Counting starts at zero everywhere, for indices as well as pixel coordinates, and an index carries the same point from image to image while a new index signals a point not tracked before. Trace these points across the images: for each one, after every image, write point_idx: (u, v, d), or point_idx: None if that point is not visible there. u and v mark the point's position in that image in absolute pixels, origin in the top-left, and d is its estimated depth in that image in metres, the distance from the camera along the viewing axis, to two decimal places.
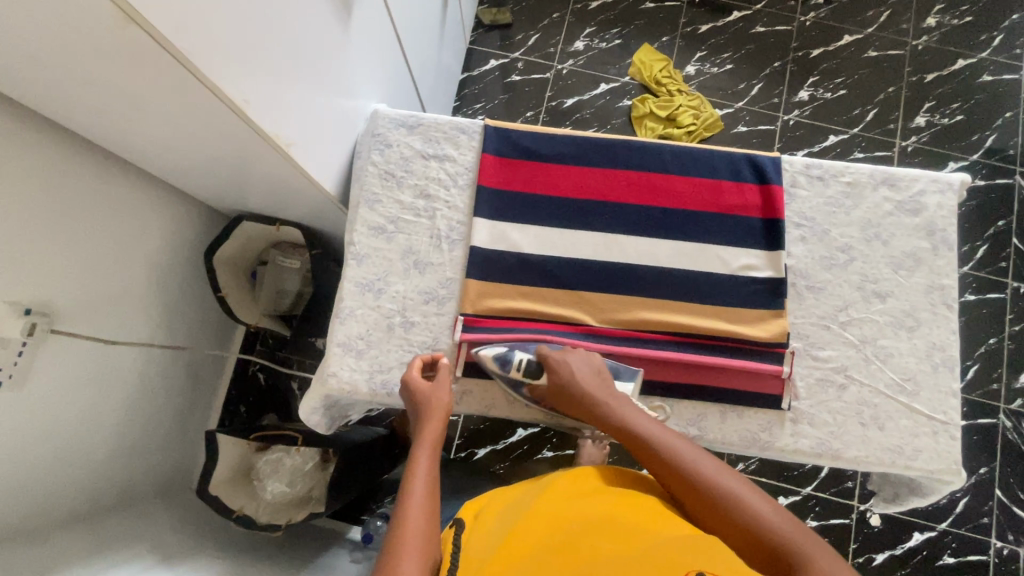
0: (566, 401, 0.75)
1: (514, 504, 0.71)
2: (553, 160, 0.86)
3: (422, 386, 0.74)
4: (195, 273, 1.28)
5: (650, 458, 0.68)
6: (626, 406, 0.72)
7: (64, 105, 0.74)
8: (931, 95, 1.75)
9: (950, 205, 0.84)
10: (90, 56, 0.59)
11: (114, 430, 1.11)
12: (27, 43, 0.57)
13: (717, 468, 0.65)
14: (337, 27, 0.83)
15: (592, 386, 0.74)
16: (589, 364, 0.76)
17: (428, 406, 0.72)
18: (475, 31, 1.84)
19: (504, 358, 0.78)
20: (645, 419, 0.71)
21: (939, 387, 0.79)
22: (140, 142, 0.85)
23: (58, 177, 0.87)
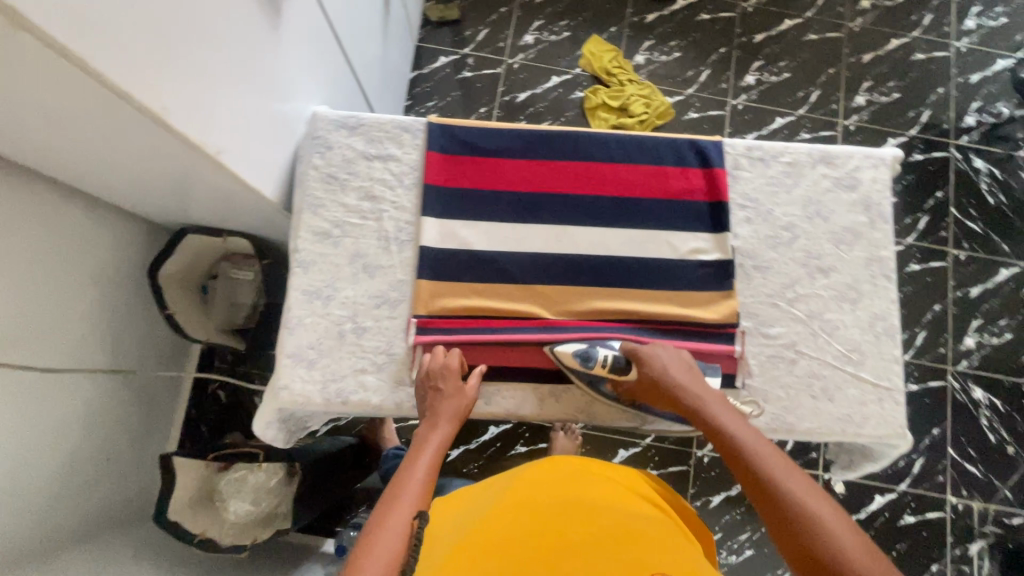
0: (653, 393, 0.76)
1: (485, 497, 0.74)
2: (499, 155, 0.85)
3: (450, 382, 0.75)
4: (140, 292, 1.23)
5: (731, 461, 0.68)
6: (713, 401, 0.73)
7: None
8: (869, 75, 1.82)
9: (884, 179, 0.87)
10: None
11: (61, 463, 1.05)
12: None
13: (806, 488, 0.62)
14: (266, 27, 0.79)
15: (685, 380, 0.74)
16: (681, 360, 0.77)
17: (450, 407, 0.73)
18: (424, 28, 1.82)
19: (586, 354, 0.77)
20: (736, 424, 0.70)
21: (883, 355, 0.82)
22: (60, 156, 0.80)
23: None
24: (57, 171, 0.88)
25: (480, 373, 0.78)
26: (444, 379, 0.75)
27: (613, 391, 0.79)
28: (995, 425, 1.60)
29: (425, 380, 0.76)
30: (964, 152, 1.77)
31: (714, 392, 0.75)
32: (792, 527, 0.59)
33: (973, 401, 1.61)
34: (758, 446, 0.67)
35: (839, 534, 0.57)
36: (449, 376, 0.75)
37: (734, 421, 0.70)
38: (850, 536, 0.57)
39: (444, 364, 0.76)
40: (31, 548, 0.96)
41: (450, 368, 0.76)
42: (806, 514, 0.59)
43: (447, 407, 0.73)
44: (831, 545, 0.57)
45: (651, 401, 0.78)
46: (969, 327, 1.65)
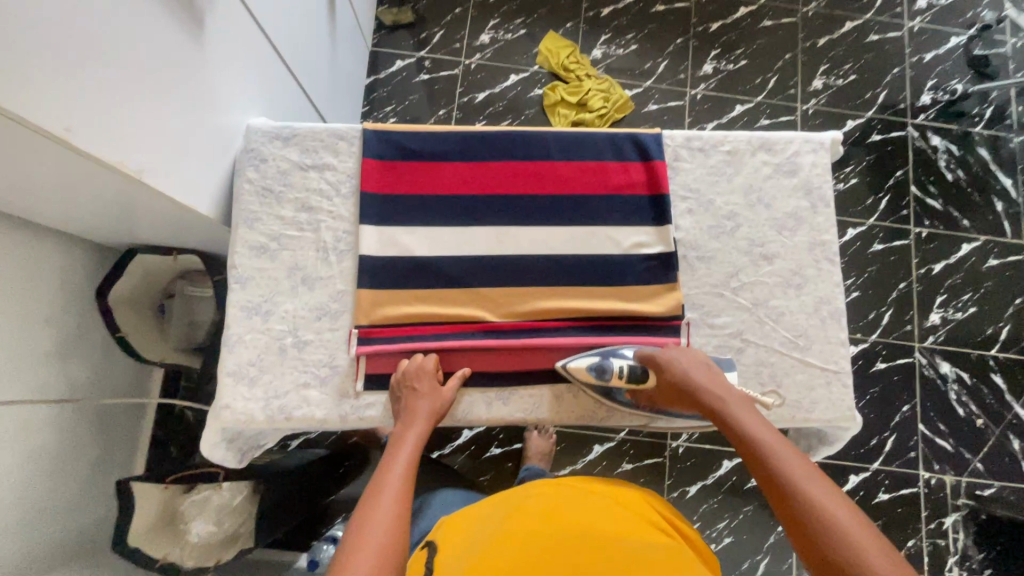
0: (674, 396, 0.75)
1: (489, 523, 0.72)
2: (436, 158, 0.84)
3: (421, 385, 0.75)
4: (90, 315, 1.20)
5: (753, 464, 0.64)
6: (736, 403, 0.70)
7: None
8: (825, 58, 1.83)
9: (823, 163, 0.87)
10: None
11: (17, 498, 1.02)
12: None
13: (827, 493, 0.59)
14: (186, 39, 0.77)
15: (705, 382, 0.72)
16: (701, 362, 0.75)
17: (421, 409, 0.73)
18: (378, 32, 1.80)
19: (601, 367, 0.77)
20: (756, 423, 0.67)
21: (828, 338, 0.82)
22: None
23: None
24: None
25: (463, 376, 0.78)
26: (412, 383, 0.75)
27: (629, 398, 0.80)
28: (963, 399, 1.62)
29: (400, 384, 0.76)
30: (921, 130, 1.79)
31: (737, 392, 0.72)
32: (811, 536, 0.56)
33: (941, 376, 1.62)
34: (779, 449, 0.64)
35: (862, 544, 0.54)
36: (424, 379, 0.76)
37: (754, 420, 0.68)
38: (874, 547, 0.53)
39: (418, 366, 0.77)
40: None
41: (420, 373, 0.76)
42: (829, 522, 0.56)
43: (419, 409, 0.73)
44: (854, 556, 0.53)
45: (673, 404, 0.76)
46: (933, 303, 1.67)
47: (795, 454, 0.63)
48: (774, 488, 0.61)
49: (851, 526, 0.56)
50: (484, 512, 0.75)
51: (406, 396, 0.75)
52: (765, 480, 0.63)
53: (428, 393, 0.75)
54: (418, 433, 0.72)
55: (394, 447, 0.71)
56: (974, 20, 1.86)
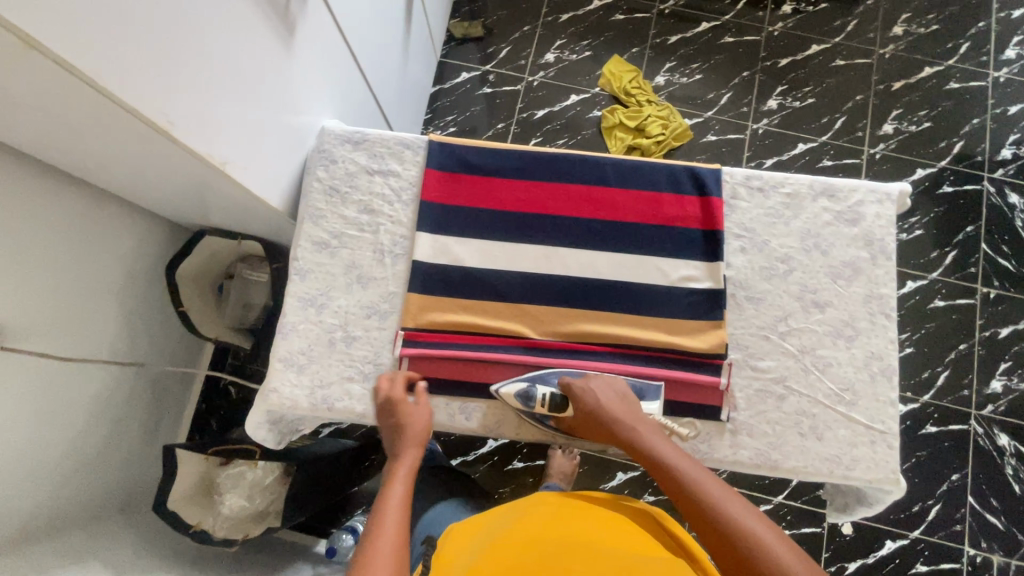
0: (591, 428, 0.76)
1: (488, 534, 0.72)
2: (494, 173, 0.87)
3: (403, 408, 0.77)
4: (158, 288, 1.29)
5: (675, 493, 0.68)
6: (654, 437, 0.73)
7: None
8: (899, 103, 1.77)
9: (888, 215, 0.85)
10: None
11: (70, 450, 1.10)
12: None
13: (745, 511, 0.64)
14: (276, 44, 0.83)
15: (620, 414, 0.74)
16: (613, 389, 0.77)
17: (408, 431, 0.75)
18: (448, 44, 1.86)
19: (526, 394, 0.78)
20: (671, 450, 0.71)
21: (877, 396, 0.79)
22: (74, 154, 0.83)
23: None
24: (73, 168, 0.92)
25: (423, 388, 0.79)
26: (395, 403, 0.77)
27: (555, 425, 0.81)
28: (1021, 476, 1.51)
29: (382, 410, 0.77)
30: (998, 186, 1.70)
31: (650, 421, 0.75)
32: (735, 553, 0.62)
33: (997, 448, 1.52)
34: (693, 472, 0.68)
35: (776, 553, 0.60)
36: (401, 405, 0.77)
37: (671, 450, 0.71)
38: (787, 553, 0.60)
39: (385, 397, 0.77)
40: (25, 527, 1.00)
41: (400, 394, 0.77)
42: (748, 539, 0.62)
43: (405, 432, 0.75)
44: (770, 564, 0.59)
45: (589, 434, 0.78)
46: (995, 370, 1.57)
47: (711, 477, 0.68)
48: (696, 512, 0.66)
49: (766, 538, 0.62)
50: (498, 514, 0.78)
51: (389, 415, 0.76)
52: (687, 505, 0.67)
53: (413, 411, 0.77)
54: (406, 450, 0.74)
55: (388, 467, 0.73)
56: None
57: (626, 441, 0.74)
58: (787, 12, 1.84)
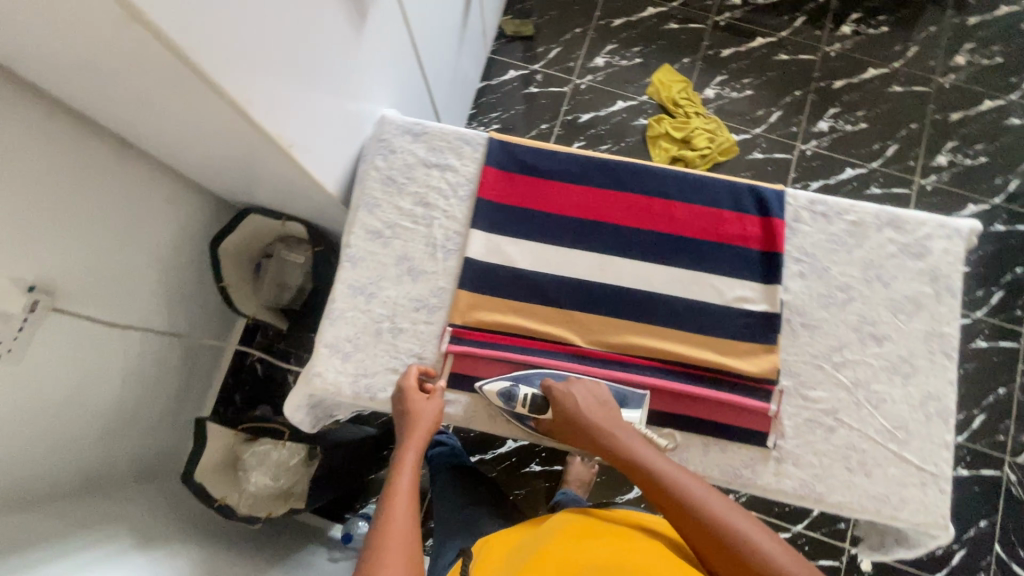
0: (569, 431, 0.75)
1: (518, 551, 0.72)
2: (553, 176, 0.86)
3: (415, 399, 0.76)
4: (200, 261, 1.30)
5: (657, 496, 0.68)
6: (632, 440, 0.73)
7: (51, 73, 0.72)
8: (955, 135, 1.72)
9: (957, 252, 0.82)
10: (88, 40, 0.58)
11: (105, 412, 1.12)
12: (51, 34, 0.60)
13: (727, 508, 0.66)
14: (348, 31, 0.83)
15: (598, 419, 0.74)
16: (592, 394, 0.76)
17: (417, 421, 0.74)
18: (498, 40, 1.85)
19: (508, 394, 0.78)
20: (651, 455, 0.71)
21: (931, 437, 0.77)
22: (139, 122, 0.84)
23: (53, 154, 0.85)
24: (128, 133, 0.93)
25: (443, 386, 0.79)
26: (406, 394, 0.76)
27: (535, 426, 0.80)
28: None
29: (397, 400, 0.77)
30: None
31: (627, 426, 0.75)
32: (723, 549, 0.63)
33: None
34: (673, 474, 0.69)
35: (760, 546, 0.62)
36: (412, 396, 0.76)
37: (650, 453, 0.71)
38: (772, 547, 0.63)
39: (399, 387, 0.77)
40: (52, 485, 1.01)
41: (412, 385, 0.77)
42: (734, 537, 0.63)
43: (417, 421, 0.74)
44: (755, 557, 0.62)
45: (568, 437, 0.77)
46: None
47: (691, 478, 0.69)
48: (680, 514, 0.67)
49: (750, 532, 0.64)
50: (523, 531, 0.78)
51: (399, 405, 0.76)
52: (670, 507, 0.67)
53: (426, 403, 0.76)
54: (419, 441, 0.74)
55: (396, 457, 0.73)
56: None
57: (604, 446, 0.73)
58: (846, 33, 1.80)
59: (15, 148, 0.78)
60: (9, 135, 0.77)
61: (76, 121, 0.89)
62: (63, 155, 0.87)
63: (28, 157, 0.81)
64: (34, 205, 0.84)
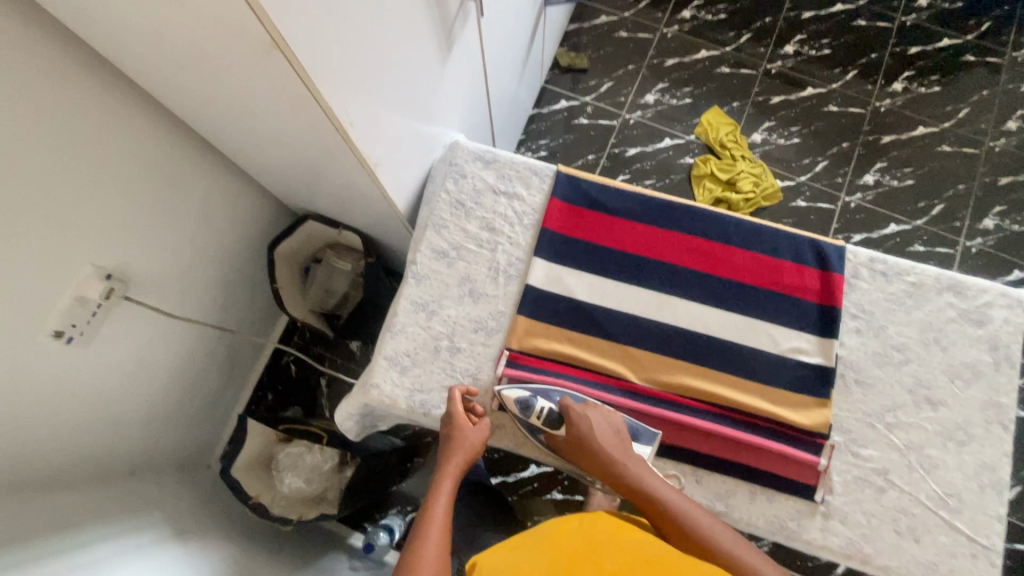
0: (580, 454, 0.77)
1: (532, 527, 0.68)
2: (616, 213, 0.89)
3: (463, 424, 0.77)
4: (255, 261, 1.34)
5: (661, 523, 0.69)
6: (641, 468, 0.74)
7: (164, 76, 0.78)
8: (1004, 199, 1.71)
9: (1018, 322, 0.82)
10: (219, 49, 0.63)
11: (155, 398, 1.16)
12: (186, 47, 0.66)
13: (729, 538, 0.68)
14: (437, 62, 0.88)
15: (610, 445, 0.75)
16: (609, 421, 0.77)
17: (460, 445, 0.76)
18: (552, 71, 1.90)
19: (525, 403, 0.79)
20: (663, 486, 0.71)
21: (984, 508, 0.76)
22: (231, 126, 0.88)
23: (138, 150, 0.91)
24: (213, 136, 0.98)
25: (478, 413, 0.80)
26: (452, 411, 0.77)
27: (544, 441, 0.81)
28: None
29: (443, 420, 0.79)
30: None
31: (637, 456, 0.76)
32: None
33: None
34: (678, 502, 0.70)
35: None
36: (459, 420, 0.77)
37: (657, 481, 0.72)
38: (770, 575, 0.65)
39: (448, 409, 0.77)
40: (100, 463, 1.04)
41: (460, 410, 0.77)
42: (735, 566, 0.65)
43: (461, 446, 0.76)
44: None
45: (579, 459, 0.78)
46: None
47: (696, 507, 0.70)
48: (684, 540, 0.68)
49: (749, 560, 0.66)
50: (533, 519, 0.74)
51: (447, 428, 0.77)
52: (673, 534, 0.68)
53: (471, 429, 0.77)
54: (458, 467, 0.75)
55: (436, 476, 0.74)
56: None
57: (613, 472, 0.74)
58: (897, 90, 1.82)
59: (101, 136, 0.84)
60: (99, 128, 0.83)
61: (162, 120, 0.94)
62: (143, 146, 0.92)
63: (110, 146, 0.86)
64: (111, 190, 0.89)
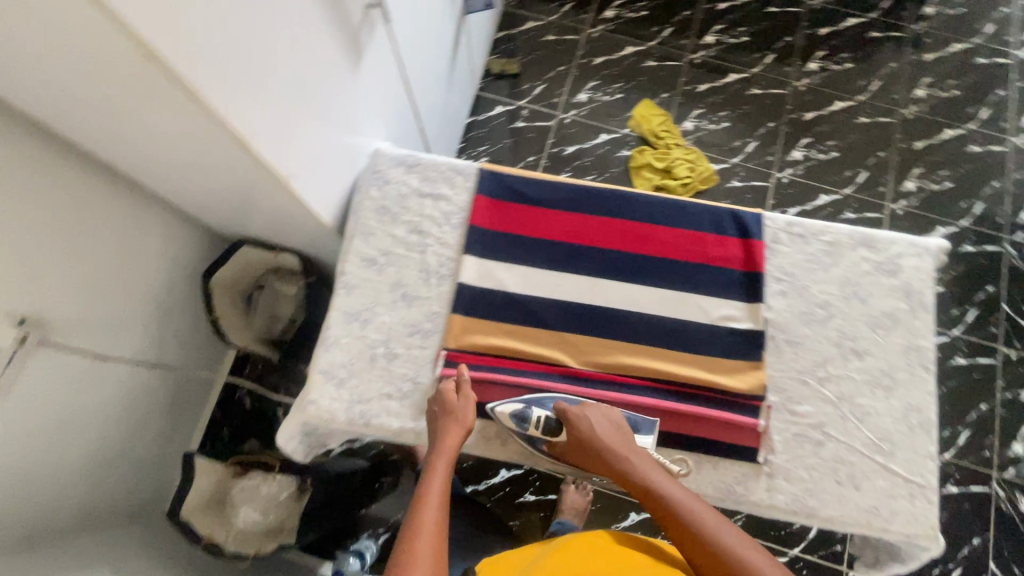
0: (585, 456, 0.76)
1: None
2: (541, 203, 0.90)
3: (452, 401, 0.77)
4: (192, 293, 1.30)
5: (667, 522, 0.69)
6: (648, 467, 0.73)
7: (54, 105, 0.74)
8: (921, 162, 1.81)
9: (927, 268, 0.86)
10: (99, 68, 0.61)
11: (90, 447, 1.10)
12: (65, 69, 0.63)
13: (736, 537, 0.67)
14: (347, 69, 0.87)
15: (615, 444, 0.74)
16: (610, 418, 0.77)
17: (451, 423, 0.75)
18: (485, 78, 1.93)
19: (522, 416, 0.78)
20: (670, 485, 0.71)
21: (916, 449, 0.79)
22: (139, 153, 0.85)
23: (45, 187, 0.88)
24: (125, 167, 0.95)
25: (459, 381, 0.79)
26: (445, 401, 0.77)
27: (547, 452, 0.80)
28: None
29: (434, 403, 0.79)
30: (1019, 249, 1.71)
31: (641, 449, 0.76)
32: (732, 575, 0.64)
33: (1021, 514, 1.49)
34: (685, 500, 0.70)
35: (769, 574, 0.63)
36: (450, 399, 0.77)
37: (664, 479, 0.72)
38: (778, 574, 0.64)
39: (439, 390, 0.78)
40: (37, 522, 0.98)
41: (449, 389, 0.78)
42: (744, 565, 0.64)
43: (453, 425, 0.75)
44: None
45: (583, 461, 0.77)
46: (1017, 434, 1.55)
47: (702, 504, 0.70)
48: (691, 537, 0.68)
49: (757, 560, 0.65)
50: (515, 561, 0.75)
51: (438, 407, 0.77)
52: (680, 532, 0.68)
53: (461, 406, 0.77)
54: (455, 443, 0.75)
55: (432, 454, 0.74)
56: None
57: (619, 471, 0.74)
58: (813, 69, 1.91)
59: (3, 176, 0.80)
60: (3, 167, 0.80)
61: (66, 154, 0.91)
62: (50, 182, 0.89)
63: (14, 184, 0.82)
64: (24, 231, 0.85)
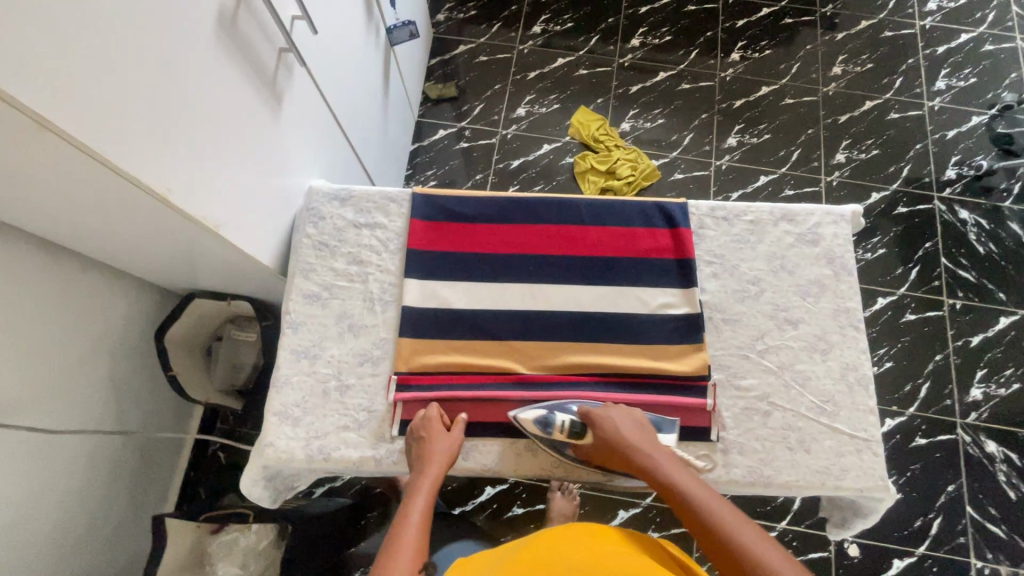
0: (608, 456, 0.77)
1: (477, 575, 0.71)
2: (474, 219, 0.92)
3: (433, 431, 0.78)
4: (148, 354, 1.28)
5: (685, 517, 0.68)
6: (670, 465, 0.73)
7: None
8: (847, 134, 1.90)
9: (845, 234, 0.91)
10: None
11: (54, 529, 1.06)
12: None
13: (755, 537, 0.63)
14: (267, 115, 0.89)
15: (637, 441, 0.76)
16: (634, 419, 0.78)
17: (430, 452, 0.76)
18: (424, 105, 1.96)
19: (546, 420, 0.79)
20: (690, 481, 0.71)
21: (857, 405, 0.82)
22: (66, 223, 0.84)
23: None
24: (59, 238, 0.93)
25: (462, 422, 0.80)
26: (430, 429, 0.78)
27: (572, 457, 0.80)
28: (1014, 481, 1.52)
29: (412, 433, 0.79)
30: (948, 204, 1.81)
31: (663, 447, 0.77)
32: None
33: (987, 455, 1.54)
34: (703, 497, 0.68)
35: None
36: (432, 429, 0.78)
37: (684, 476, 0.71)
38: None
39: (424, 416, 0.80)
40: None
41: (433, 420, 0.79)
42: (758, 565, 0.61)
43: (433, 453, 0.76)
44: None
45: (607, 462, 0.78)
46: (972, 379, 1.62)
47: (722, 501, 0.67)
48: (706, 533, 0.65)
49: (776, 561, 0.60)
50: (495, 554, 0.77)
51: (418, 438, 0.78)
52: (696, 528, 0.67)
53: (442, 436, 0.78)
54: (435, 473, 0.75)
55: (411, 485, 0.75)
56: (995, 100, 1.93)
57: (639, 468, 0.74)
58: (735, 59, 2.00)
59: None
60: None
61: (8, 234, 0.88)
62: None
63: None
64: None
